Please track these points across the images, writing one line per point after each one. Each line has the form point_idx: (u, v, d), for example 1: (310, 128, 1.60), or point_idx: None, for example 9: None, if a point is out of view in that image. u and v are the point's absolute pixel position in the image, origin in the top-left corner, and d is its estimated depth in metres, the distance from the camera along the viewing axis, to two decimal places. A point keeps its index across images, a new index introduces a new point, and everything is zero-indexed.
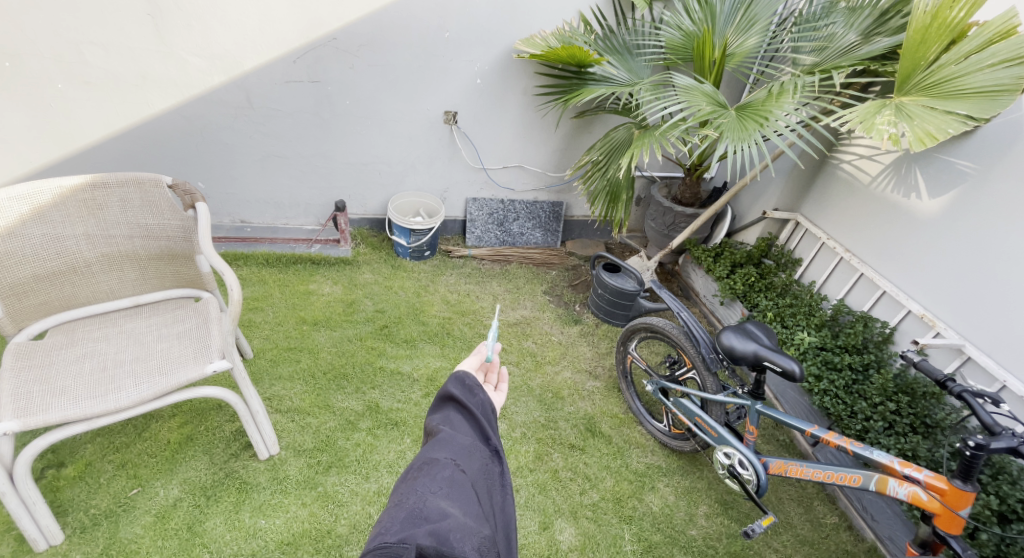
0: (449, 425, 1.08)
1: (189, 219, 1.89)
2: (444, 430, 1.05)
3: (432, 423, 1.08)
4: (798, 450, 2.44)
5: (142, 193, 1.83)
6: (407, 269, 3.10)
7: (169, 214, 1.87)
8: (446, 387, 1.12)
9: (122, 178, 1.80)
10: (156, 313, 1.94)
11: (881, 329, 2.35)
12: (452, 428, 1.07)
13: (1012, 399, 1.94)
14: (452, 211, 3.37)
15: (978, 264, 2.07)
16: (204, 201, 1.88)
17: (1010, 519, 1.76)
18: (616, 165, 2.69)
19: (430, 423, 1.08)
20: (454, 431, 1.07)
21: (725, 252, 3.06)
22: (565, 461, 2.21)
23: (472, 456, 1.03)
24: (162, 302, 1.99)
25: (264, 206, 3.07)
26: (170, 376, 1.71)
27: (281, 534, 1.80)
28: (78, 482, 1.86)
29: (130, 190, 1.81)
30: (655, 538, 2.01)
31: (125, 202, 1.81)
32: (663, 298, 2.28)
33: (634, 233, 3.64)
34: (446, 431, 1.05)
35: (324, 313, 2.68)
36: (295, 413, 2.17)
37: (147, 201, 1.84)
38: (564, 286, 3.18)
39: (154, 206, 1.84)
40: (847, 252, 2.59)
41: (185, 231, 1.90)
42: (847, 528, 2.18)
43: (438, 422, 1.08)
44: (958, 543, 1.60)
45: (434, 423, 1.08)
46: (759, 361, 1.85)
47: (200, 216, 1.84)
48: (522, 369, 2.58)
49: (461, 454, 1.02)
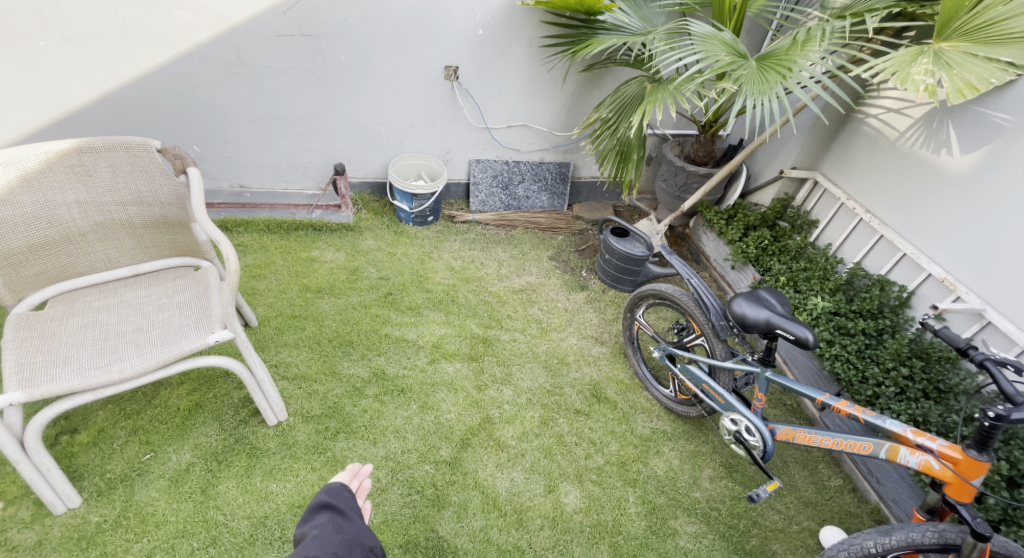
0: (319, 527, 1.11)
1: (182, 184, 1.89)
2: (314, 532, 1.09)
3: (303, 529, 1.11)
4: (805, 415, 2.44)
5: (131, 157, 1.80)
6: (410, 235, 3.05)
7: (160, 180, 1.85)
8: (318, 496, 1.19)
9: (109, 142, 1.77)
10: (155, 282, 1.93)
11: (898, 293, 2.32)
12: (322, 530, 1.11)
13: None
14: (456, 174, 3.27)
15: (1006, 228, 2.00)
16: (196, 165, 1.88)
17: (1019, 484, 1.78)
18: (626, 123, 2.56)
19: (301, 529, 1.11)
20: (327, 530, 1.11)
21: (739, 215, 2.98)
22: (571, 426, 2.22)
23: (352, 548, 1.08)
24: (161, 271, 1.98)
25: (263, 170, 3.00)
26: (171, 347, 1.71)
27: (292, 497, 1.85)
28: (91, 448, 1.91)
29: (119, 155, 1.78)
30: (660, 501, 2.05)
31: (115, 167, 1.78)
32: (672, 265, 2.23)
33: (644, 195, 3.55)
34: (317, 533, 1.09)
35: (328, 280, 2.66)
36: (302, 380, 2.19)
37: (138, 166, 1.81)
38: (571, 251, 3.13)
39: (145, 171, 1.82)
40: (866, 213, 2.51)
41: (178, 198, 1.89)
42: (851, 491, 2.22)
43: (309, 527, 1.11)
44: (967, 510, 1.55)
45: (304, 529, 1.11)
46: (771, 328, 1.82)
47: (193, 180, 1.85)
48: (527, 336, 2.56)
49: (342, 547, 1.07)
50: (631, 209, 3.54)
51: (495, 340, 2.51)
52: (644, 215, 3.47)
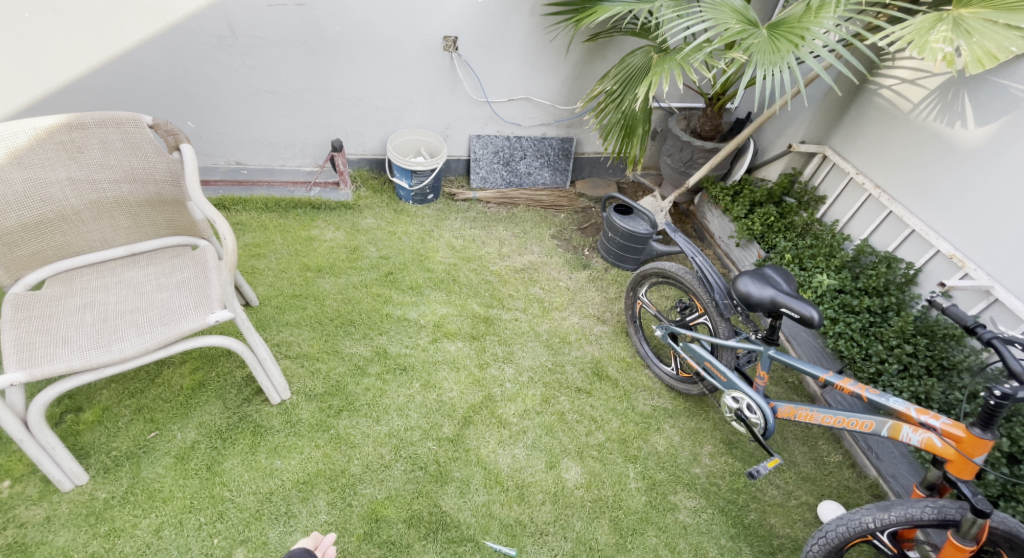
0: None
1: (176, 161, 1.87)
2: None
3: None
4: (807, 392, 2.45)
5: (122, 134, 1.76)
6: (410, 213, 3.02)
7: (154, 157, 1.82)
8: None
9: (99, 118, 1.73)
10: (153, 262, 1.92)
11: (904, 271, 2.28)
12: None
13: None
14: (456, 149, 3.21)
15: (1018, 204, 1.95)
16: (189, 141, 1.85)
17: (1019, 460, 1.79)
18: (631, 96, 2.49)
19: None
20: None
21: (745, 191, 2.93)
22: (573, 404, 2.24)
23: None
24: (159, 251, 1.97)
25: (259, 146, 2.95)
26: (171, 327, 1.71)
27: (296, 474, 1.87)
28: (96, 426, 1.93)
29: (109, 131, 1.74)
30: (660, 476, 2.07)
31: (107, 144, 1.75)
32: (676, 242, 2.19)
33: (648, 171, 3.49)
34: None
35: (328, 259, 2.65)
36: (304, 358, 2.20)
37: (129, 143, 1.78)
38: (574, 229, 3.10)
39: (137, 148, 1.79)
40: (875, 188, 2.46)
41: (172, 175, 1.87)
42: (850, 466, 2.24)
43: None
44: (967, 487, 1.56)
45: None
46: (775, 307, 1.80)
47: (187, 156, 1.82)
48: (529, 316, 2.55)
49: None
50: (635, 185, 3.49)
51: (496, 319, 2.51)
52: (648, 192, 3.42)
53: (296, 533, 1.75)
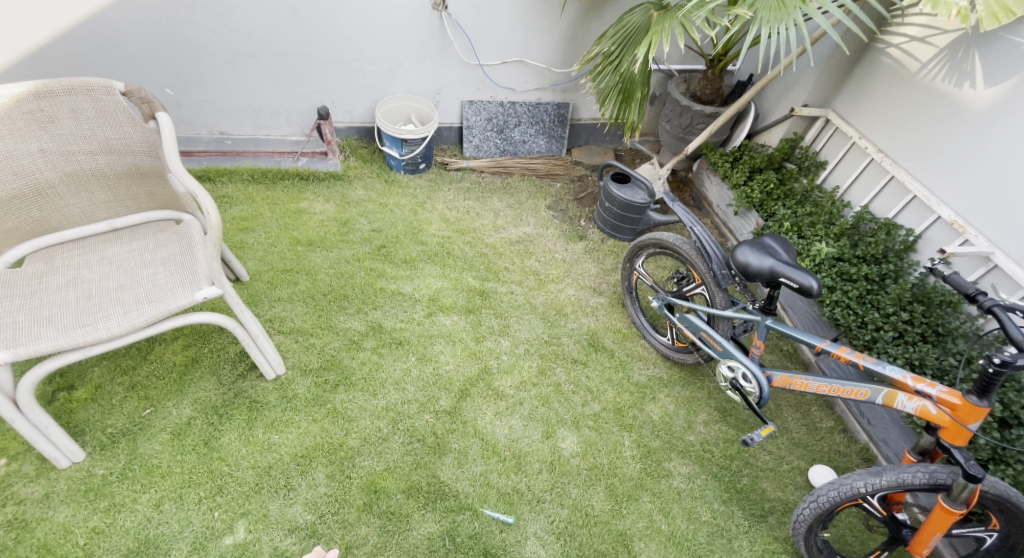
0: None
1: (152, 131, 1.77)
2: None
3: None
4: (801, 359, 2.48)
5: (93, 102, 1.68)
6: (402, 183, 2.96)
7: (129, 127, 1.74)
8: None
9: (68, 85, 1.64)
10: (136, 237, 1.86)
11: (904, 238, 2.27)
12: None
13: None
14: (448, 116, 3.11)
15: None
16: (165, 111, 1.75)
17: (1010, 424, 1.86)
18: (630, 58, 2.39)
19: None
20: None
21: (744, 157, 2.88)
22: (569, 375, 2.25)
23: None
24: (141, 226, 1.91)
25: (242, 115, 2.84)
26: (158, 304, 1.65)
27: (294, 447, 1.88)
28: (90, 404, 1.92)
29: (80, 99, 1.66)
30: (654, 445, 2.10)
31: (78, 113, 1.67)
32: (675, 212, 2.18)
33: (646, 137, 3.42)
34: None
35: (318, 232, 2.60)
36: (298, 334, 2.18)
37: (102, 111, 1.70)
38: (570, 199, 3.05)
39: (111, 117, 1.71)
40: (878, 153, 2.42)
41: (150, 145, 1.79)
42: (842, 431, 2.29)
43: None
44: (961, 453, 1.58)
45: None
46: (775, 277, 1.79)
47: (162, 125, 1.73)
48: (525, 288, 2.53)
49: None
50: (632, 152, 3.42)
51: (492, 293, 2.48)
52: (646, 159, 3.35)
53: (296, 505, 1.76)
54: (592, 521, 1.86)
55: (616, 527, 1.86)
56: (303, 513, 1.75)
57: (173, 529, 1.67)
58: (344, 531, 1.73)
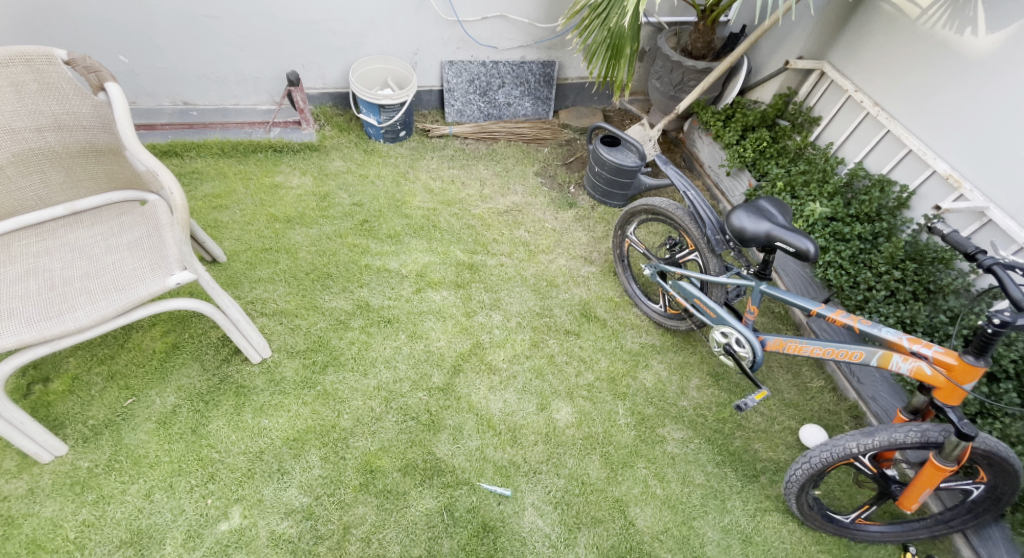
0: None
1: (103, 103, 1.65)
2: None
3: None
4: (792, 321, 2.49)
5: (35, 73, 1.54)
6: (382, 152, 2.84)
7: (77, 100, 1.61)
8: None
9: (4, 55, 1.49)
10: (99, 221, 1.75)
11: (898, 194, 2.23)
12: None
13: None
14: (427, 79, 2.97)
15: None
16: (114, 80, 1.63)
17: (999, 379, 1.90)
18: (617, 11, 2.27)
19: None
20: None
21: (737, 115, 2.80)
22: (562, 346, 2.22)
23: None
24: (102, 208, 1.79)
25: (207, 83, 2.69)
26: (128, 292, 1.57)
27: (286, 431, 1.85)
28: (69, 396, 1.85)
29: (19, 71, 1.52)
30: (648, 412, 2.10)
31: (18, 86, 1.52)
32: (668, 175, 2.10)
33: (636, 96, 3.31)
34: None
35: (296, 208, 2.49)
36: (282, 315, 2.11)
37: (46, 84, 1.56)
38: (558, 164, 2.96)
39: (56, 89, 1.57)
40: (874, 106, 2.36)
41: (102, 120, 1.66)
42: (832, 390, 2.31)
43: None
44: (954, 413, 1.59)
45: None
46: (771, 242, 1.74)
47: (113, 97, 1.61)
48: (515, 260, 2.47)
49: None
50: (621, 113, 3.31)
51: (481, 266, 2.42)
52: (636, 119, 3.25)
53: (291, 488, 1.74)
54: (589, 489, 1.87)
55: (612, 493, 1.87)
56: (299, 495, 1.73)
57: (165, 518, 1.64)
58: (341, 511, 1.71)
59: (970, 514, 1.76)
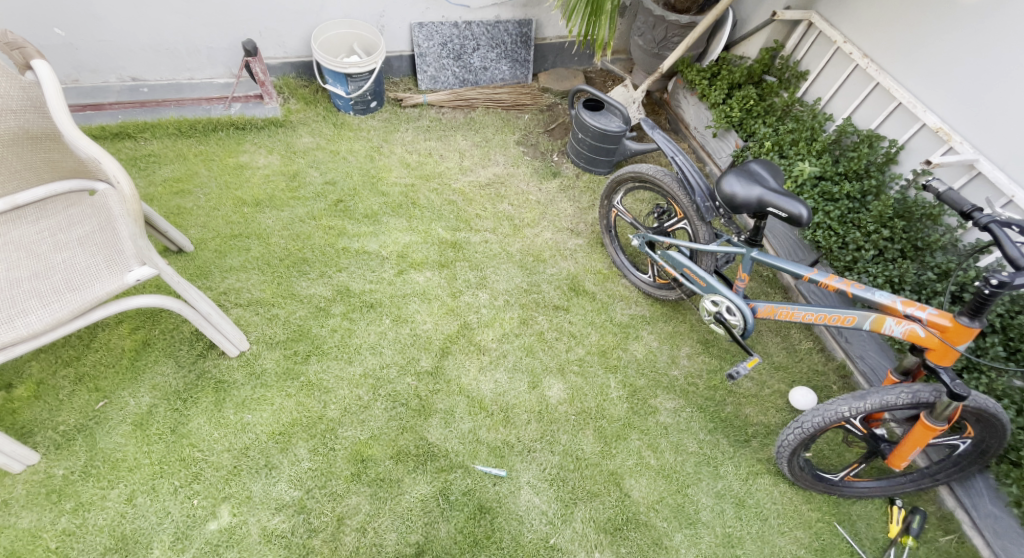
0: None
1: (31, 84, 1.51)
2: None
3: None
4: (780, 284, 2.47)
5: None
6: (352, 125, 2.69)
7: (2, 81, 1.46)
8: None
9: None
10: (45, 215, 1.61)
11: (886, 150, 2.18)
12: None
13: (1015, 213, 1.84)
14: (396, 44, 2.80)
15: (1016, 63, 1.80)
16: (42, 57, 1.48)
17: (985, 333, 1.90)
18: None
19: None
20: None
21: (722, 72, 2.71)
22: (551, 322, 2.17)
23: None
24: (47, 201, 1.65)
25: (156, 56, 2.51)
26: (83, 292, 1.45)
27: (271, 425, 1.78)
28: (35, 402, 1.76)
29: None
30: (640, 383, 2.08)
31: None
32: (655, 140, 2.02)
33: (618, 55, 3.18)
34: None
35: (265, 190, 2.36)
36: (258, 305, 2.02)
37: None
38: (540, 131, 2.85)
39: None
40: (863, 57, 2.28)
41: (33, 102, 1.51)
42: (820, 350, 2.32)
43: None
44: (947, 374, 1.56)
45: None
46: (762, 207, 1.68)
47: (42, 76, 1.46)
48: (499, 236, 2.39)
49: None
50: (603, 74, 3.18)
51: (465, 243, 2.34)
52: (618, 80, 3.14)
53: (280, 483, 1.69)
54: (584, 464, 1.86)
55: (606, 467, 1.86)
56: (289, 489, 1.68)
57: (150, 522, 1.58)
58: (334, 503, 1.67)
59: (957, 467, 1.79)
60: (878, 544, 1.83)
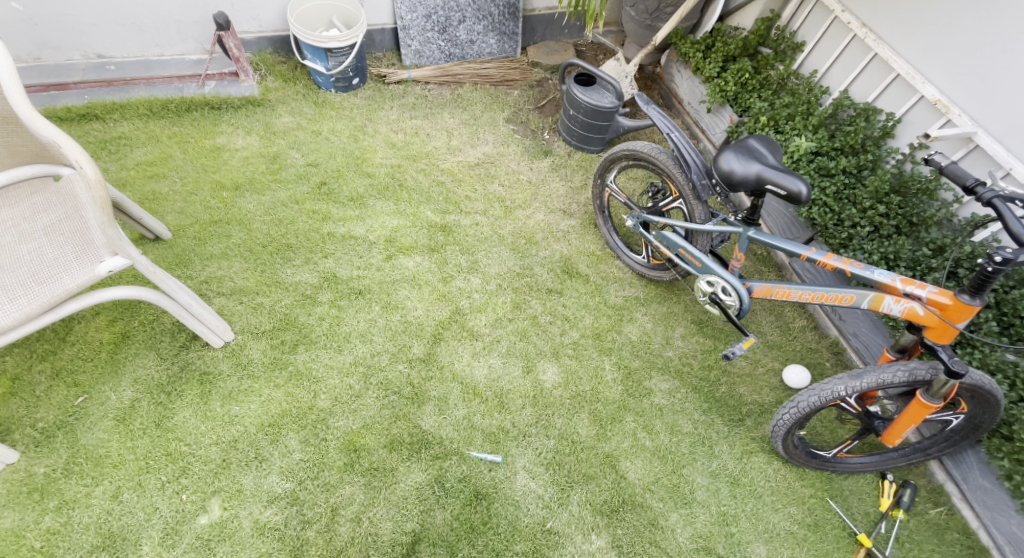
0: None
1: None
2: None
3: None
4: (774, 263, 2.45)
5: None
6: (334, 103, 2.59)
7: None
8: None
9: None
10: (8, 204, 1.53)
11: (883, 123, 2.14)
12: None
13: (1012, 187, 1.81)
14: (378, 16, 2.69)
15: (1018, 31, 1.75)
16: None
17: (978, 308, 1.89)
18: None
19: None
20: None
21: (717, 44, 2.64)
22: (544, 305, 2.13)
23: None
24: (10, 188, 1.56)
25: (123, 31, 2.38)
26: (52, 286, 1.38)
27: (260, 417, 1.74)
28: (10, 399, 1.70)
29: None
30: (635, 365, 2.06)
31: None
32: (650, 116, 1.95)
33: (610, 27, 3.09)
34: None
35: (244, 173, 2.27)
36: (241, 295, 1.95)
37: None
38: (529, 108, 2.76)
39: None
40: (862, 27, 2.22)
41: None
42: (813, 328, 2.31)
43: None
44: (945, 352, 1.54)
45: None
46: (761, 184, 1.63)
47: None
48: (490, 218, 2.33)
49: None
50: (594, 46, 3.09)
51: (455, 227, 2.28)
52: (610, 53, 3.05)
53: (271, 475, 1.65)
54: (579, 447, 1.84)
55: (602, 450, 1.85)
56: (281, 481, 1.64)
57: (138, 518, 1.54)
58: (327, 493, 1.64)
59: (948, 443, 1.79)
60: (870, 517, 1.85)
